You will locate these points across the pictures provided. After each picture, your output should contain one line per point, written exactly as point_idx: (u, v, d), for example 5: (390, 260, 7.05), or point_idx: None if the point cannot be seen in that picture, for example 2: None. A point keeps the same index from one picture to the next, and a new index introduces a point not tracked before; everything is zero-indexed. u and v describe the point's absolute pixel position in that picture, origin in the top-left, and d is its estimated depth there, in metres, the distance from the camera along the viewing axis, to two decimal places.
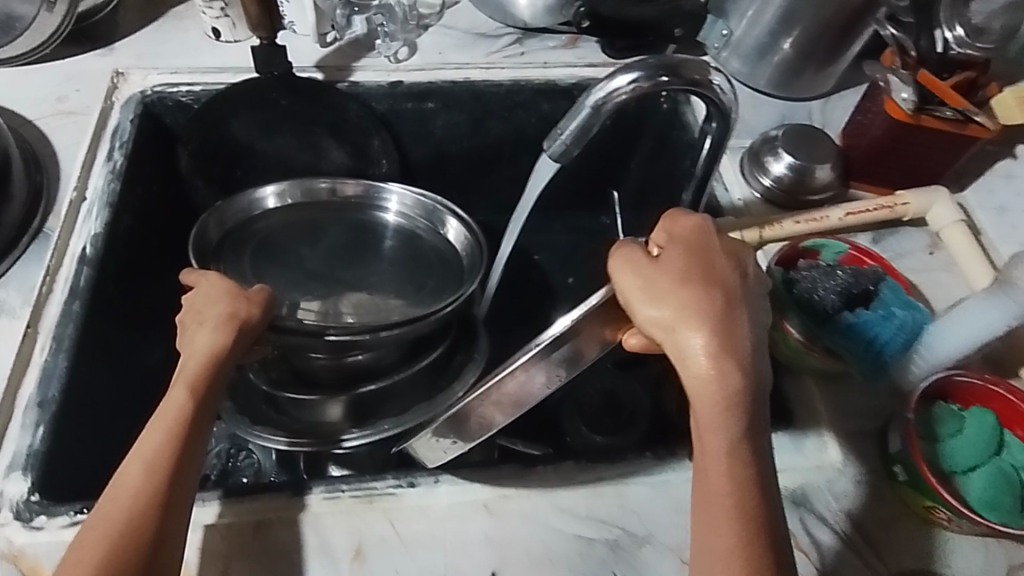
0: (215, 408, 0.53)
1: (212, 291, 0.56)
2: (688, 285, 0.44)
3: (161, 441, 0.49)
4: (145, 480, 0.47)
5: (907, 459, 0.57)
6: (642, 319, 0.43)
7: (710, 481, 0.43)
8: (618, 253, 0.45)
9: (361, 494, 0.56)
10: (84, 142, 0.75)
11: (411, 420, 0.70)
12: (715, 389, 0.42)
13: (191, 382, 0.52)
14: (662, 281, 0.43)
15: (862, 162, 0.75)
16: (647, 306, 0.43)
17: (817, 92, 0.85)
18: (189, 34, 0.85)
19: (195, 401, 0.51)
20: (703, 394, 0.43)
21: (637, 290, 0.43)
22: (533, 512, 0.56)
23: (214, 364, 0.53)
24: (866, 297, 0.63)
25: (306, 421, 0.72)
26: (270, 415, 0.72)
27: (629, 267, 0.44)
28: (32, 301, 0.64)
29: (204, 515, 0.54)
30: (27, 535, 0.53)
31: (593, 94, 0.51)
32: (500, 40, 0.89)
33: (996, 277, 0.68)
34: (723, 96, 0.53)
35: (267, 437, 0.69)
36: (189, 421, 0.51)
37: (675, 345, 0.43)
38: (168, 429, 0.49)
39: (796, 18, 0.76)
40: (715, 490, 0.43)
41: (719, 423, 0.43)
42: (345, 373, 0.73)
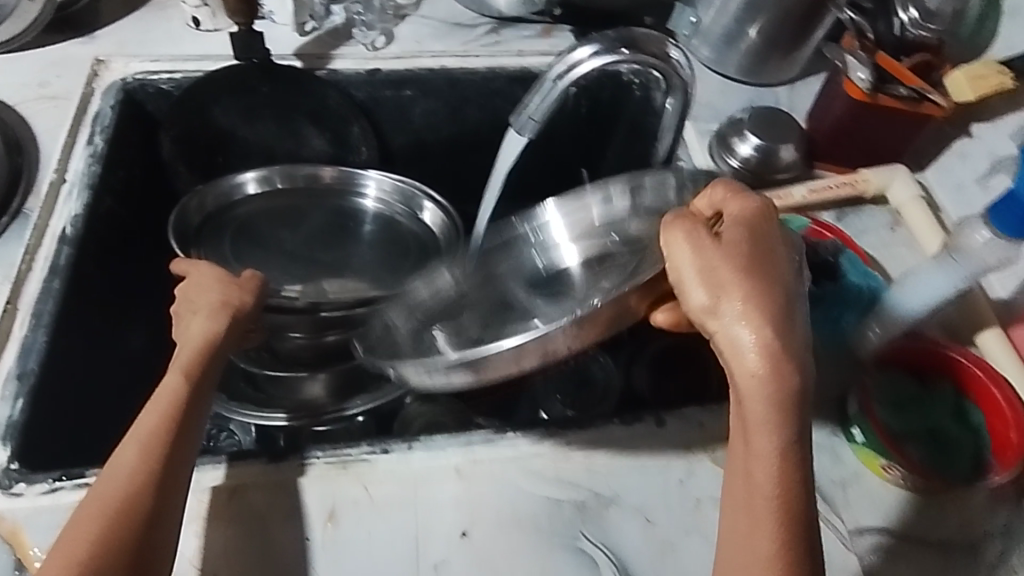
0: (212, 396, 0.54)
1: (213, 280, 0.60)
2: (744, 270, 0.43)
3: (156, 420, 0.50)
4: (141, 456, 0.48)
5: (864, 421, 0.58)
6: (694, 302, 0.43)
7: (751, 484, 0.43)
8: (671, 227, 0.45)
9: (336, 461, 0.57)
10: (65, 125, 0.76)
11: (385, 396, 0.75)
12: (765, 391, 0.42)
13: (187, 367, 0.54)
14: (722, 266, 0.43)
15: (824, 143, 0.77)
16: (701, 289, 0.43)
17: (784, 78, 0.87)
18: (170, 23, 0.86)
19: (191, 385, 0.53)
20: (755, 397, 0.42)
21: (693, 271, 0.43)
22: (502, 475, 0.58)
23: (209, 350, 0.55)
24: (827, 267, 0.65)
25: (284, 396, 0.75)
26: (250, 393, 0.75)
27: (688, 245, 0.44)
28: (11, 277, 0.65)
29: (213, 478, 0.56)
30: (7, 501, 0.54)
31: (555, 68, 0.54)
32: (476, 29, 0.91)
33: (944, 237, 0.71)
34: (681, 71, 0.56)
35: (263, 417, 0.72)
36: (185, 403, 0.51)
37: (726, 336, 0.43)
38: (164, 411, 0.50)
39: (761, 5, 0.79)
40: (756, 494, 0.43)
41: (768, 426, 0.42)
42: (326, 352, 0.75)
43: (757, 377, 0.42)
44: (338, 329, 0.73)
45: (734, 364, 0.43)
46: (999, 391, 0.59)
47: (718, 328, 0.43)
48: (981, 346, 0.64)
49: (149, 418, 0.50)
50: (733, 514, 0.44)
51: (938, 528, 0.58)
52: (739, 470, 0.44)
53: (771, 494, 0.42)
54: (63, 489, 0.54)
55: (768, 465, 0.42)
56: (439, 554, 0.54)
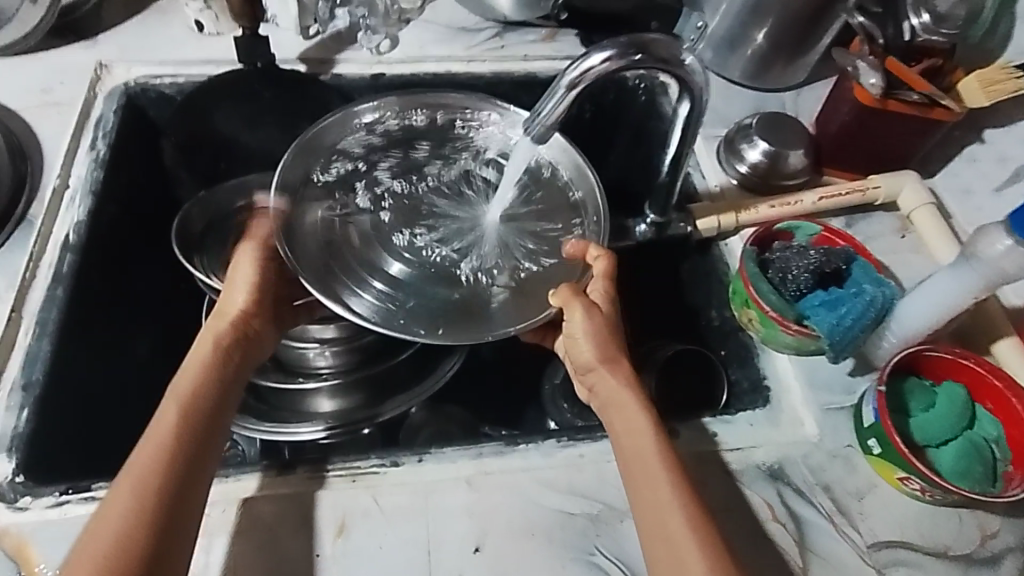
0: (219, 417, 0.55)
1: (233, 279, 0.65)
2: (617, 331, 0.61)
3: (157, 447, 0.50)
4: (143, 485, 0.48)
5: (879, 429, 0.58)
6: (586, 349, 0.60)
7: (650, 483, 0.52)
8: (563, 299, 0.63)
9: (346, 473, 0.57)
10: (68, 131, 0.75)
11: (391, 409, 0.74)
12: (635, 406, 0.56)
13: (182, 393, 0.55)
14: (604, 326, 0.61)
15: (830, 148, 0.77)
16: (585, 343, 0.60)
17: (789, 83, 0.87)
18: (172, 27, 0.85)
19: (188, 410, 0.54)
20: (630, 412, 0.55)
21: (584, 328, 0.60)
22: (514, 485, 0.57)
23: (209, 374, 0.57)
24: (837, 275, 0.64)
25: (288, 407, 0.73)
26: (254, 405, 0.72)
27: (580, 308, 0.61)
28: (16, 285, 0.64)
29: (241, 490, 0.55)
30: (11, 515, 0.53)
31: (568, 74, 0.52)
32: (480, 33, 0.90)
33: (959, 247, 0.72)
34: (693, 76, 0.56)
35: (277, 431, 0.70)
36: (181, 427, 0.52)
37: (602, 378, 0.58)
38: (166, 436, 0.51)
39: (767, 8, 0.78)
40: (657, 489, 0.51)
41: (646, 434, 0.54)
42: (342, 364, 0.73)
43: (629, 398, 0.56)
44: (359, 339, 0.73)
45: (609, 394, 0.57)
46: (1015, 399, 0.58)
47: (600, 368, 0.58)
48: (997, 355, 0.64)
49: (149, 445, 0.51)
50: (647, 517, 0.51)
51: (959, 541, 0.57)
52: (636, 470, 0.53)
53: (669, 484, 0.51)
54: (70, 502, 0.54)
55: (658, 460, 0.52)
56: (452, 568, 0.53)
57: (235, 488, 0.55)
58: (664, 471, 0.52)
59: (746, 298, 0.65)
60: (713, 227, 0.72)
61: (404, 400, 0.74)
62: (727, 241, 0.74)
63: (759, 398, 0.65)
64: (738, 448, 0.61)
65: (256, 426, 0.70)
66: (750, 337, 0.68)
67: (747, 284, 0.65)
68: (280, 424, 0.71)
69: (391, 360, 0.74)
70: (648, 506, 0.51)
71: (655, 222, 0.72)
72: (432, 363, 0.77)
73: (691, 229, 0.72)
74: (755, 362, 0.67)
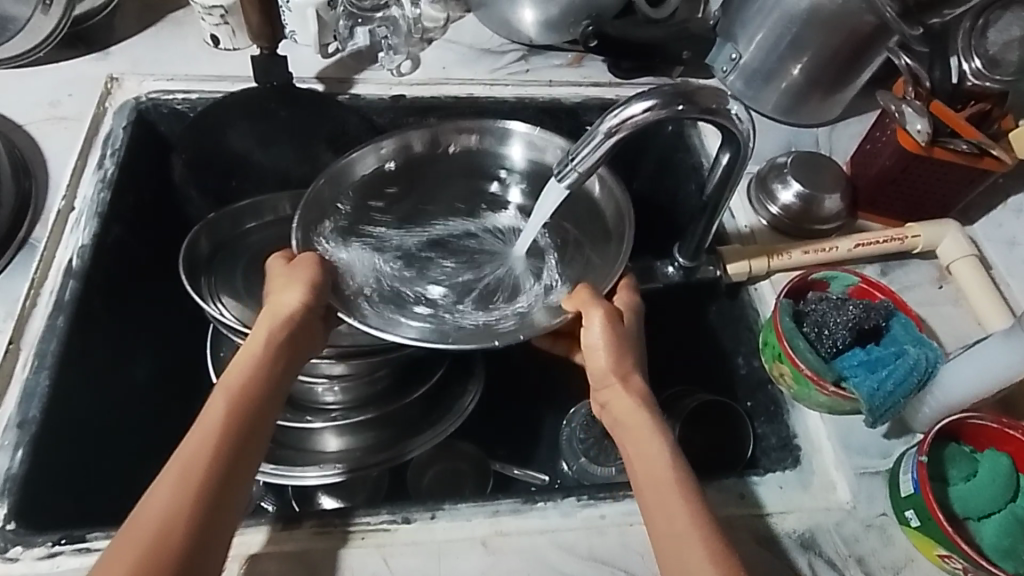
0: (269, 411, 0.52)
1: (286, 273, 0.58)
2: (631, 345, 0.59)
3: (204, 440, 0.48)
4: (185, 479, 0.46)
5: (919, 501, 0.54)
6: (603, 363, 0.57)
7: (668, 503, 0.49)
8: (581, 302, 0.60)
9: (354, 530, 0.54)
10: (75, 148, 0.73)
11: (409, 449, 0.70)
12: (651, 428, 0.54)
13: (231, 384, 0.51)
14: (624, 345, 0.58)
15: (867, 193, 0.74)
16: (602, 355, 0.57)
17: (823, 119, 0.83)
18: (188, 40, 0.82)
19: (239, 401, 0.50)
20: (646, 429, 0.54)
21: (603, 337, 0.58)
22: (531, 548, 0.54)
23: (262, 364, 0.53)
24: (875, 332, 0.62)
25: (299, 445, 0.70)
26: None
27: (599, 315, 0.59)
28: (16, 313, 0.61)
29: (249, 547, 0.52)
30: (2, 565, 0.50)
31: (607, 121, 0.50)
32: (504, 56, 0.87)
33: (1013, 317, 0.67)
34: (739, 126, 0.54)
35: (283, 474, 0.67)
36: (229, 420, 0.49)
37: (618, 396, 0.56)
38: (214, 428, 0.49)
39: (806, 43, 0.74)
40: (671, 511, 0.49)
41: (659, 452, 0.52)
42: (354, 398, 0.71)
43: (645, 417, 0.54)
44: (372, 375, 0.70)
45: (623, 416, 0.55)
46: None
47: (617, 384, 0.56)
48: None
49: (197, 439, 0.48)
50: (660, 538, 0.48)
51: None
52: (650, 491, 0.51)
53: (681, 504, 0.49)
54: (62, 553, 0.51)
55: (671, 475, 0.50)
56: None
57: (239, 544, 0.52)
58: (677, 490, 0.50)
59: (779, 353, 0.62)
60: (744, 272, 0.69)
61: (416, 444, 0.71)
62: (757, 287, 0.70)
63: (788, 458, 0.62)
64: (767, 512, 0.58)
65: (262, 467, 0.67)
66: (780, 393, 0.64)
67: (781, 339, 0.61)
68: (286, 466, 0.68)
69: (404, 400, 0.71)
70: (660, 525, 0.49)
71: (684, 266, 0.69)
72: (448, 401, 0.74)
73: (721, 272, 0.69)
74: (785, 418, 0.64)
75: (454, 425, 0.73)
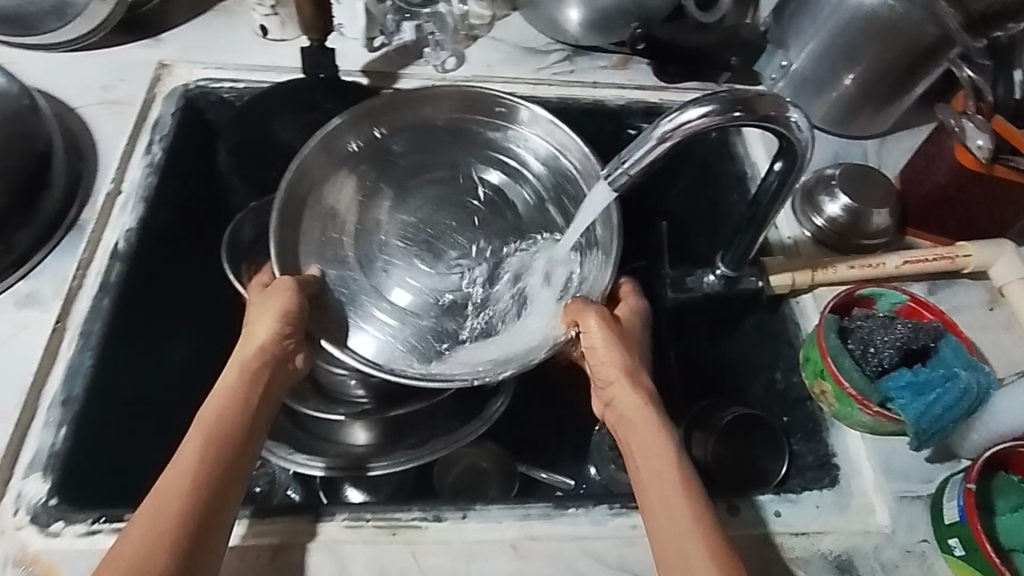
0: (247, 443, 0.53)
1: (261, 301, 0.60)
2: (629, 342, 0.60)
3: (183, 472, 0.48)
4: (161, 509, 0.46)
5: (964, 530, 0.53)
6: (609, 361, 0.58)
7: (666, 512, 0.49)
8: (575, 313, 0.61)
9: (385, 525, 0.54)
10: (125, 133, 0.74)
11: (434, 448, 0.69)
12: (658, 440, 0.53)
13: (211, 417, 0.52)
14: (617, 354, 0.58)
15: (920, 210, 0.72)
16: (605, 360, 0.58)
17: (873, 132, 0.81)
18: (238, 29, 0.83)
19: (217, 434, 0.51)
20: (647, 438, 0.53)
21: (602, 339, 0.59)
22: (560, 555, 0.54)
23: (239, 398, 0.55)
24: (923, 352, 0.60)
25: (326, 436, 0.70)
26: (293, 432, 0.70)
27: (596, 320, 0.59)
28: (63, 293, 0.63)
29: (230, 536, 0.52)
30: (43, 540, 0.51)
31: (661, 125, 0.50)
32: (549, 56, 0.86)
33: None
34: (798, 135, 0.53)
35: (307, 462, 0.67)
36: (208, 452, 0.50)
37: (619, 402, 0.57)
38: (191, 461, 0.49)
39: (862, 52, 0.73)
40: (673, 518, 0.48)
41: (660, 465, 0.51)
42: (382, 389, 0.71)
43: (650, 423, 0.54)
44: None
45: (628, 413, 0.55)
46: None
47: (622, 385, 0.56)
48: None
49: (176, 472, 0.48)
50: (663, 544, 0.48)
51: None
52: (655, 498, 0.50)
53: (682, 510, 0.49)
54: (101, 532, 0.52)
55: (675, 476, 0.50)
56: None
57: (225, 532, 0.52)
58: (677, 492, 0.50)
59: (822, 370, 0.61)
60: (787, 284, 0.67)
61: (443, 441, 0.69)
62: (799, 301, 0.69)
63: (825, 477, 0.60)
64: (802, 532, 0.57)
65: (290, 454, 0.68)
66: (820, 411, 0.63)
67: (825, 356, 0.60)
68: (311, 454, 0.68)
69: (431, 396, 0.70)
70: (665, 532, 0.48)
71: (726, 275, 0.68)
72: (476, 407, 0.72)
73: (763, 284, 0.68)
74: (824, 438, 0.62)
75: (484, 425, 0.71)
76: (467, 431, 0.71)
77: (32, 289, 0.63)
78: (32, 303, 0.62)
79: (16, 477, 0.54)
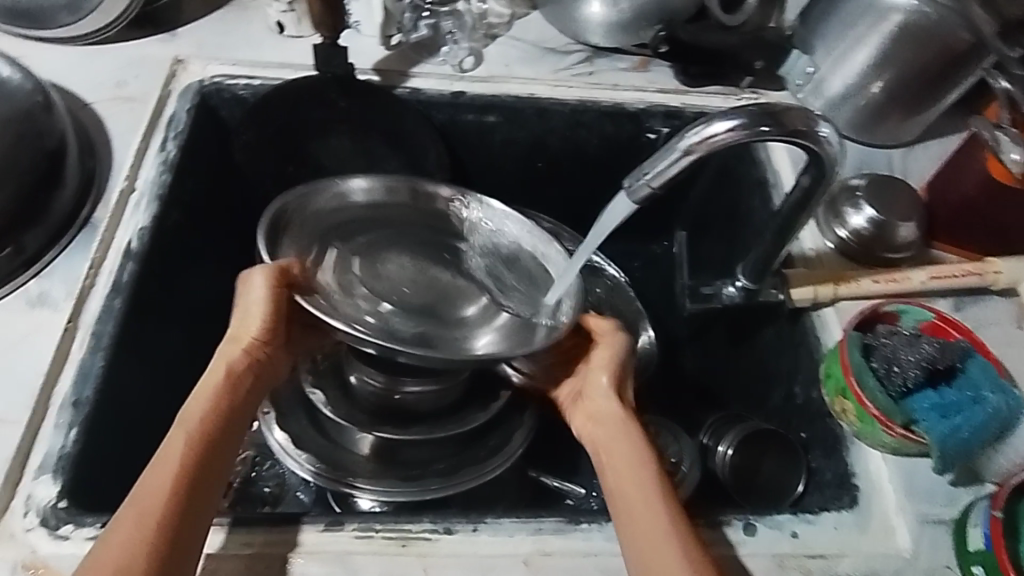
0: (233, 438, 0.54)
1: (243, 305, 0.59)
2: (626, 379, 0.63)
3: (156, 492, 0.47)
4: (141, 518, 0.46)
5: (992, 559, 0.51)
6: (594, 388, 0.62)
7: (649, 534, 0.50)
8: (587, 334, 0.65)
9: (395, 536, 0.53)
10: (139, 130, 0.73)
11: (461, 481, 0.69)
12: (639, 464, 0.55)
13: (203, 409, 0.53)
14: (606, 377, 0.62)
15: (947, 222, 0.71)
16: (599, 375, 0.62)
17: (900, 140, 0.79)
18: (254, 26, 0.83)
19: (197, 433, 0.52)
20: (627, 462, 0.55)
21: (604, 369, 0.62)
22: (574, 571, 0.53)
23: (221, 404, 0.54)
24: (947, 372, 0.58)
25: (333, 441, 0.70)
26: (317, 441, 0.70)
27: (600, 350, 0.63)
28: (75, 294, 0.62)
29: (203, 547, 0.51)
30: (52, 544, 0.51)
31: (687, 137, 0.49)
32: (569, 56, 0.85)
33: None
34: (828, 148, 0.51)
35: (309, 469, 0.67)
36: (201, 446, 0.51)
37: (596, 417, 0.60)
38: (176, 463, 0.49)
39: (891, 59, 0.71)
40: (648, 539, 0.49)
41: (642, 489, 0.53)
42: (410, 409, 0.70)
43: (629, 449, 0.56)
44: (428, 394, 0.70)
45: (607, 440, 0.58)
46: None
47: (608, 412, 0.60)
48: None
49: (160, 481, 0.48)
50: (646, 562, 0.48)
51: None
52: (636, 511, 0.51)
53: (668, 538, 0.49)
54: None
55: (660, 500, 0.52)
56: None
57: None
58: (648, 508, 0.51)
59: (845, 388, 0.60)
60: (809, 298, 0.66)
61: (472, 474, 0.70)
62: (820, 313, 0.67)
63: (845, 497, 0.59)
64: (823, 555, 0.55)
65: (300, 456, 0.68)
66: (840, 428, 0.61)
67: (848, 374, 0.59)
68: (319, 463, 0.68)
69: (466, 425, 0.70)
70: (648, 548, 0.49)
71: (747, 287, 0.68)
72: (490, 435, 0.73)
73: (784, 296, 0.67)
74: (844, 456, 0.60)
75: (517, 452, 0.73)
76: (496, 463, 0.71)
77: (43, 290, 0.63)
78: (44, 304, 0.62)
79: (26, 479, 0.53)
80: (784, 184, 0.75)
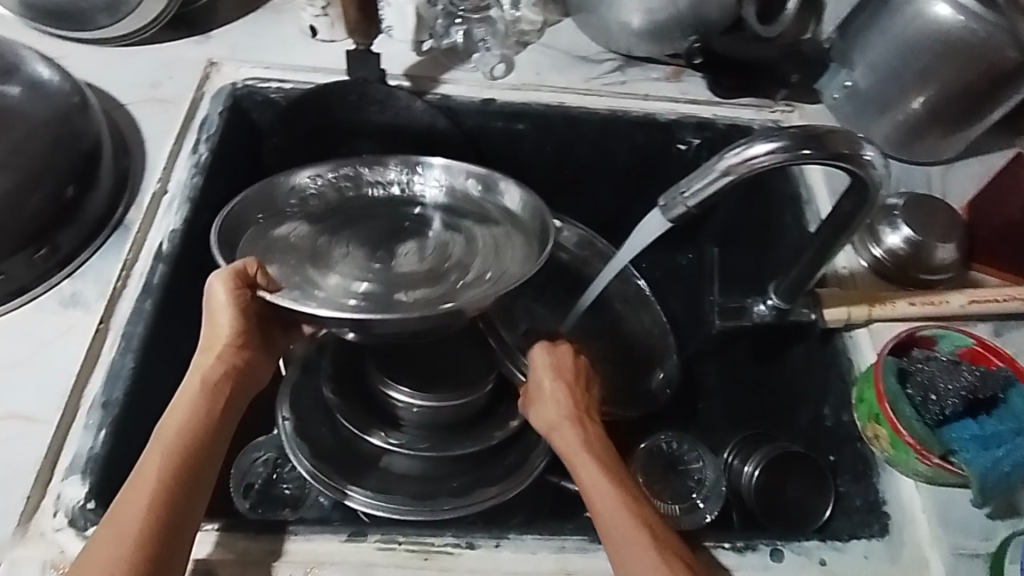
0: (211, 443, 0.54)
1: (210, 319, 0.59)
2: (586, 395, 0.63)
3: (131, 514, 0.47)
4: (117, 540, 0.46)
5: None
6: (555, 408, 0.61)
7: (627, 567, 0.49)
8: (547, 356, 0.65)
9: (418, 549, 0.53)
10: (172, 132, 0.74)
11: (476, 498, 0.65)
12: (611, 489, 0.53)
13: (173, 423, 0.53)
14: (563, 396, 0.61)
15: (988, 243, 0.69)
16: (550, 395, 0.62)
17: (939, 158, 0.77)
18: (287, 29, 0.83)
19: (172, 447, 0.52)
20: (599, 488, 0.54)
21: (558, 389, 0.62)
22: None
23: (195, 415, 0.54)
24: (988, 403, 0.57)
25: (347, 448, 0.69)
26: (335, 449, 0.69)
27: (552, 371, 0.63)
28: (107, 295, 0.63)
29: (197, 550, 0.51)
30: (80, 545, 0.51)
31: (726, 158, 0.48)
32: (601, 65, 0.84)
33: None
34: (873, 171, 0.50)
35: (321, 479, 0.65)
36: (171, 459, 0.51)
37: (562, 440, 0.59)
38: (145, 482, 0.49)
39: (933, 76, 0.69)
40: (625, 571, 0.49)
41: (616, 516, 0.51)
42: (427, 424, 0.71)
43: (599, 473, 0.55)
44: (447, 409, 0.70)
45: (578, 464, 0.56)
46: None
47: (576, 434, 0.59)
48: None
49: (137, 496, 0.48)
50: None
51: None
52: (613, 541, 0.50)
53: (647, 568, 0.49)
54: None
55: (634, 520, 0.51)
56: None
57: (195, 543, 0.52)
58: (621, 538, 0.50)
59: (878, 414, 0.58)
60: (843, 318, 0.64)
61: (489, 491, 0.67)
62: (853, 334, 0.66)
63: (875, 525, 0.57)
64: None
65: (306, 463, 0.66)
66: (872, 454, 0.60)
67: (882, 401, 0.58)
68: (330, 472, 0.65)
69: (483, 441, 0.70)
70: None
71: (777, 305, 0.68)
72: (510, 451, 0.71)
73: (817, 316, 0.66)
74: (874, 482, 0.59)
75: (539, 466, 0.69)
76: (516, 479, 0.68)
77: (76, 290, 0.64)
78: (76, 304, 0.63)
79: (56, 479, 0.54)
80: (817, 201, 0.74)
